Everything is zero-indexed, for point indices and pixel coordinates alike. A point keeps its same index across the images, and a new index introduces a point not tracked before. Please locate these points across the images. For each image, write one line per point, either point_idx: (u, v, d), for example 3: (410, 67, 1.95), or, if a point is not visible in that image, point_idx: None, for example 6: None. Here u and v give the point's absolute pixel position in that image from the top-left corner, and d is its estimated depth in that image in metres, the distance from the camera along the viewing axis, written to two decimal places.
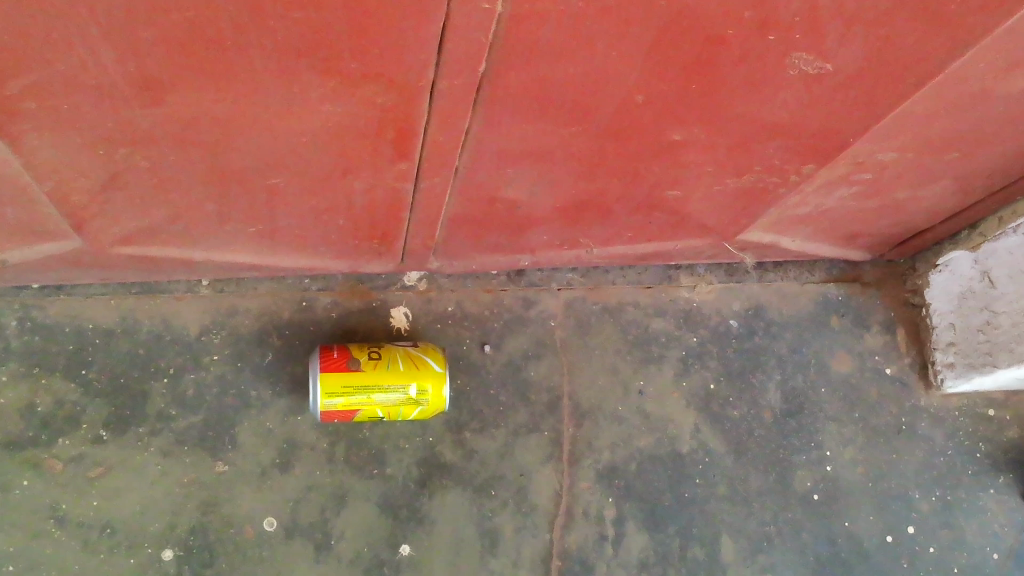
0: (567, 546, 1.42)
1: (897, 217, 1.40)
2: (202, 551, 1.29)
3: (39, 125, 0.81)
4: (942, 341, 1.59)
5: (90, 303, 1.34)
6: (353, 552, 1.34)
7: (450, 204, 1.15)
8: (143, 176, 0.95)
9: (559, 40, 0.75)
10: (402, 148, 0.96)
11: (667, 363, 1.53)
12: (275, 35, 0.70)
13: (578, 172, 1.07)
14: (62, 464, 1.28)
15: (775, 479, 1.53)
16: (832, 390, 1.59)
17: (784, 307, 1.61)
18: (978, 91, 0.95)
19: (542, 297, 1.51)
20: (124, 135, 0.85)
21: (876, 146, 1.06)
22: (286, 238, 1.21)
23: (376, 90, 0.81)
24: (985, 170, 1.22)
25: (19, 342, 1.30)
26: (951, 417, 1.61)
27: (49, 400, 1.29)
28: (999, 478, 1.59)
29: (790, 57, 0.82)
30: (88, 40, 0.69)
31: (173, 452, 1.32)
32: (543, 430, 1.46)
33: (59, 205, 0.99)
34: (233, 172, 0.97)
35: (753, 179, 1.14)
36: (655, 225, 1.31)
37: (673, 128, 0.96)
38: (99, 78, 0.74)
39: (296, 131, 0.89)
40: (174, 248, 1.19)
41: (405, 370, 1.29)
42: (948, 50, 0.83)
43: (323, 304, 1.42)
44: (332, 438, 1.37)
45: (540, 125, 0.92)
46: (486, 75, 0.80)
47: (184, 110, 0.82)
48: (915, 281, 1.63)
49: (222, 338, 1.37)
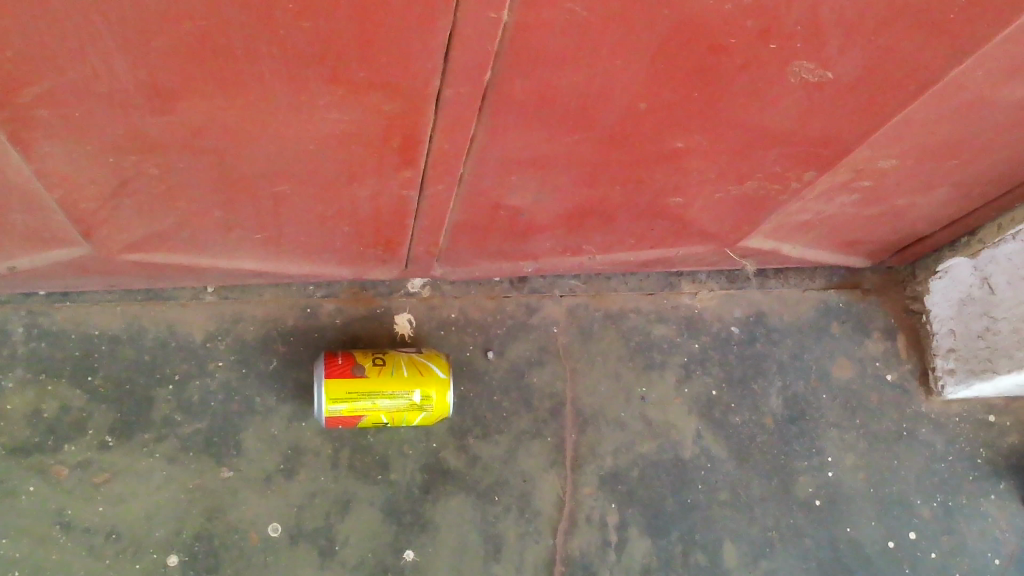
0: (571, 552, 1.42)
1: (897, 224, 1.41)
2: (207, 556, 1.29)
3: (50, 134, 0.82)
4: (942, 347, 1.59)
5: (96, 310, 1.34)
6: (357, 558, 1.34)
7: (454, 211, 1.16)
8: (151, 183, 0.96)
9: (563, 49, 0.77)
10: (407, 156, 0.97)
11: (669, 369, 1.54)
12: (284, 43, 0.72)
13: (581, 179, 1.08)
14: (67, 469, 1.28)
15: (777, 485, 1.53)
16: (833, 396, 1.60)
17: (786, 314, 1.62)
18: (977, 100, 0.96)
19: (544, 304, 1.52)
20: (133, 143, 0.86)
21: (876, 153, 1.07)
22: (291, 245, 1.22)
23: (382, 98, 0.82)
24: (984, 177, 1.23)
25: (25, 348, 1.31)
26: (952, 423, 1.62)
27: (55, 406, 1.30)
28: (1000, 484, 1.60)
29: (792, 65, 0.83)
30: (102, 49, 0.70)
31: (178, 458, 1.32)
32: (546, 436, 1.46)
33: (69, 212, 1.00)
34: (240, 180, 0.99)
35: (755, 186, 1.15)
36: (657, 232, 1.32)
37: (675, 135, 0.97)
38: (111, 86, 0.76)
39: (303, 139, 0.90)
40: (180, 255, 1.20)
41: (410, 376, 1.30)
42: (946, 59, 0.84)
43: (327, 311, 1.42)
44: (336, 444, 1.38)
45: (544, 133, 0.94)
46: (491, 83, 0.81)
47: (193, 118, 0.83)
48: (915, 287, 1.64)
49: (227, 344, 1.37)
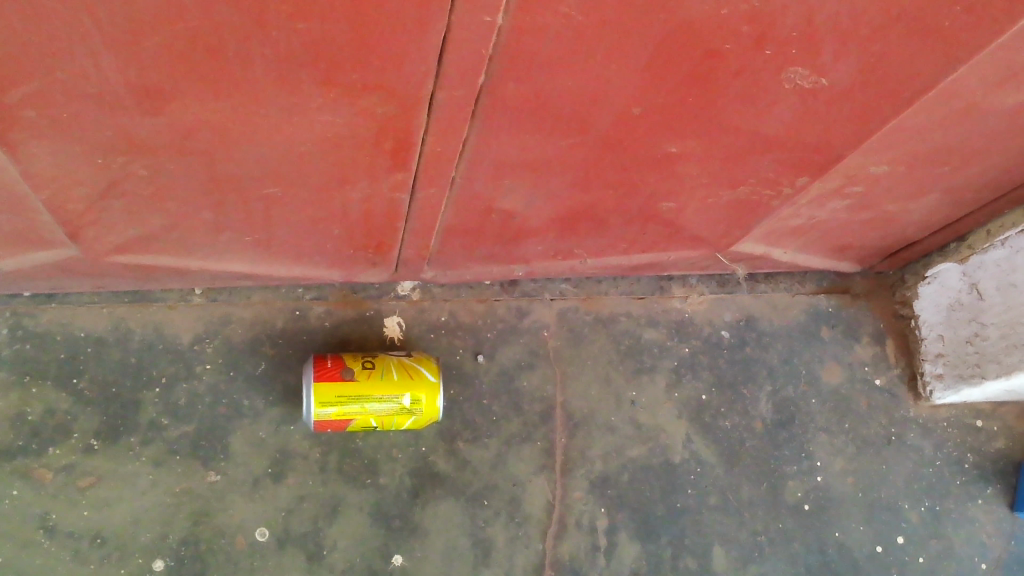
0: (560, 557, 1.42)
1: (887, 230, 1.41)
2: (193, 561, 1.28)
3: (37, 134, 0.81)
4: (930, 352, 1.61)
5: (82, 311, 1.33)
6: (345, 563, 1.33)
7: (446, 214, 1.15)
8: (140, 185, 0.95)
9: (558, 52, 0.76)
10: (400, 159, 0.96)
11: (660, 373, 1.54)
12: (277, 44, 0.71)
13: (574, 182, 1.08)
14: (51, 473, 1.26)
15: (767, 490, 1.53)
16: (822, 400, 1.60)
17: (775, 318, 1.62)
18: (969, 107, 0.97)
19: (535, 307, 1.51)
20: (122, 144, 0.85)
21: (868, 159, 1.08)
22: (282, 247, 1.21)
23: (374, 101, 0.82)
24: (974, 184, 1.24)
25: (9, 350, 1.29)
26: (939, 427, 1.63)
27: (39, 409, 1.28)
28: (987, 489, 1.61)
29: (786, 71, 0.83)
30: (92, 50, 0.69)
31: (165, 462, 1.30)
32: (536, 439, 1.46)
33: (56, 213, 0.98)
34: (230, 182, 0.98)
35: (747, 191, 1.15)
36: (650, 236, 1.32)
37: (669, 140, 0.97)
38: (100, 86, 0.75)
39: (295, 141, 0.89)
40: (168, 257, 1.19)
41: (400, 379, 1.29)
42: (939, 66, 0.85)
43: (316, 313, 1.41)
44: (325, 448, 1.36)
45: (537, 136, 0.93)
46: (485, 86, 0.81)
47: (183, 120, 0.82)
48: (903, 292, 1.66)
49: (215, 346, 1.36)
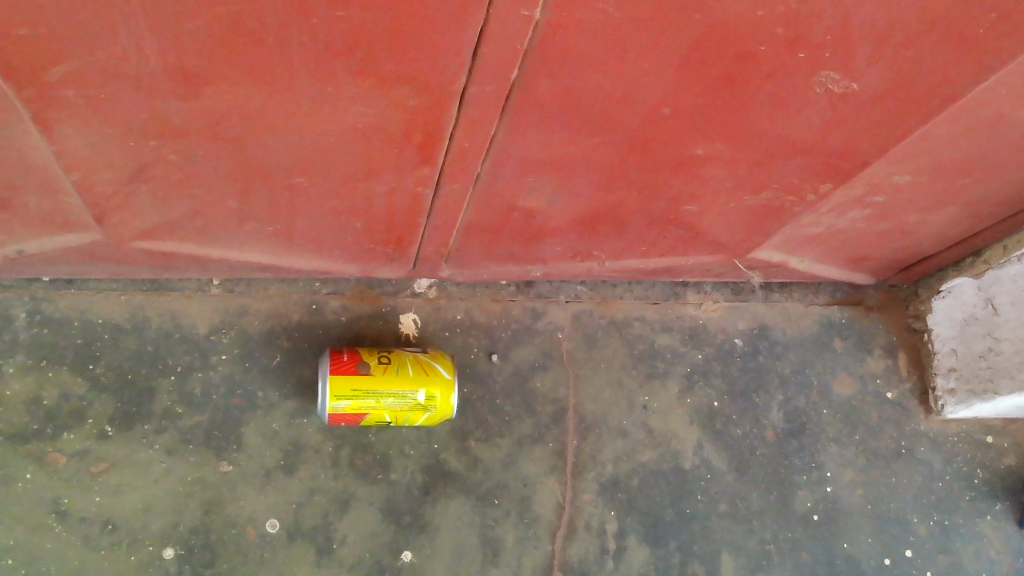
0: (568, 559, 1.41)
1: (904, 242, 1.42)
2: (203, 550, 1.28)
3: (74, 114, 0.82)
4: (943, 367, 1.61)
5: (100, 298, 1.33)
6: (354, 558, 1.33)
7: (468, 211, 1.16)
8: (169, 170, 0.96)
9: (592, 50, 0.77)
10: (427, 153, 0.97)
11: (672, 378, 1.54)
12: (317, 32, 0.72)
13: (598, 182, 1.08)
14: (65, 458, 1.26)
15: (776, 498, 1.53)
16: (833, 411, 1.60)
17: (788, 328, 1.62)
18: (996, 119, 0.97)
19: (550, 309, 1.52)
20: (156, 127, 0.86)
21: (892, 168, 1.08)
22: (304, 239, 1.22)
23: (408, 92, 0.82)
24: (994, 198, 1.24)
25: (27, 334, 1.29)
26: (950, 442, 1.63)
27: (55, 393, 1.28)
28: (997, 506, 1.60)
29: (818, 75, 0.83)
30: (134, 31, 0.70)
31: (178, 450, 1.30)
32: (547, 440, 1.46)
33: (84, 195, 0.99)
34: (258, 169, 0.98)
35: (769, 198, 1.15)
36: (668, 240, 1.32)
37: (696, 141, 0.97)
38: (139, 69, 0.75)
39: (325, 131, 0.90)
40: (190, 244, 1.19)
41: (415, 375, 1.29)
42: (971, 74, 0.85)
43: (333, 308, 1.42)
44: (338, 442, 1.37)
45: (565, 134, 0.94)
46: (517, 82, 0.81)
47: (217, 105, 0.83)
48: (917, 306, 1.66)
49: (231, 337, 1.37)
